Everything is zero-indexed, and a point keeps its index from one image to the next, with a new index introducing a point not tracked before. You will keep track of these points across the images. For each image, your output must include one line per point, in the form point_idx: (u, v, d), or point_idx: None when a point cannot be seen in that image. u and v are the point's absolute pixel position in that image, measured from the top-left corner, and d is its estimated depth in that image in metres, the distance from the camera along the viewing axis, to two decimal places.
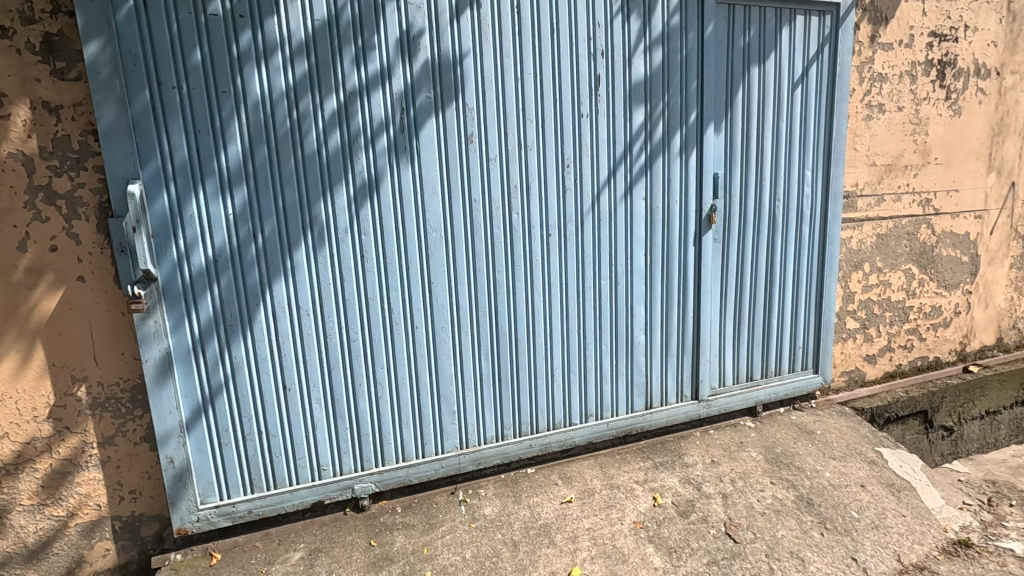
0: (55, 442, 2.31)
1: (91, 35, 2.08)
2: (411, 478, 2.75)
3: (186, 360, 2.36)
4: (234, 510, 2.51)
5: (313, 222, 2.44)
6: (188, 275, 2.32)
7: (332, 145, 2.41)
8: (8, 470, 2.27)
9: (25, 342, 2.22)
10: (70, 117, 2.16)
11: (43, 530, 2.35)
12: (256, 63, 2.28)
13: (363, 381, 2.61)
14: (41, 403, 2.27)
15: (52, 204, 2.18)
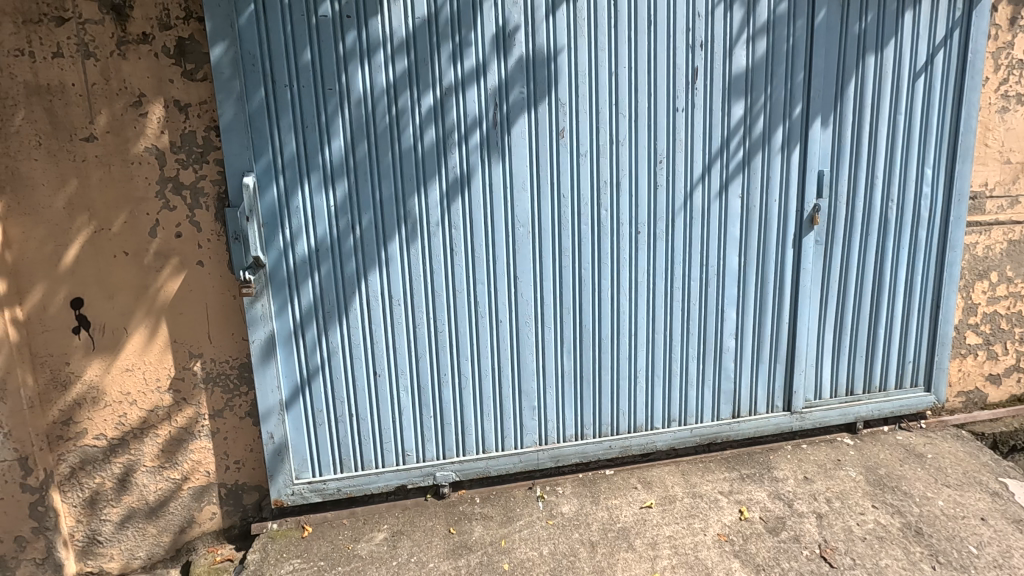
0: (173, 411, 2.54)
1: (217, 39, 2.25)
2: (490, 470, 2.79)
3: (288, 342, 2.51)
4: (325, 487, 2.65)
5: (407, 215, 2.51)
6: (292, 263, 2.46)
7: (427, 140, 2.48)
8: (135, 433, 2.52)
9: (152, 319, 2.45)
10: (196, 115, 2.35)
11: (161, 490, 2.59)
12: (360, 61, 2.38)
13: (448, 372, 2.67)
14: (163, 375, 2.50)
15: (179, 194, 2.38)
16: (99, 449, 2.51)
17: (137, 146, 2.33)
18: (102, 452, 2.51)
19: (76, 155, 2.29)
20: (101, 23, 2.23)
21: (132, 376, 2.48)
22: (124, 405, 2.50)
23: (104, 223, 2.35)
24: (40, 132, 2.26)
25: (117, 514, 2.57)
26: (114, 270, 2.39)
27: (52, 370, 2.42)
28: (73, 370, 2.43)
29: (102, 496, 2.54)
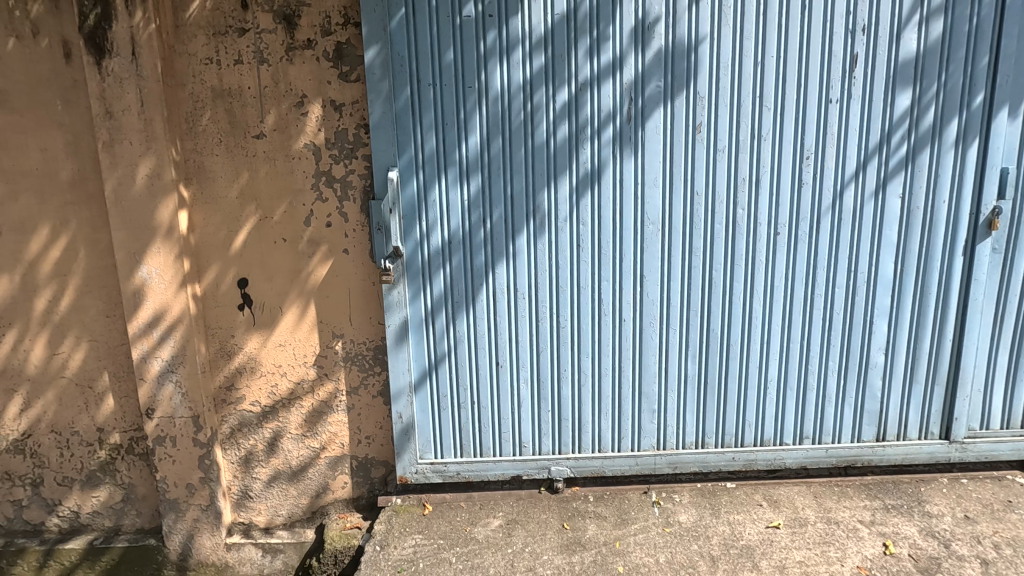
0: (316, 385, 2.78)
1: (371, 42, 2.41)
2: (605, 469, 2.76)
3: (419, 329, 2.64)
4: (445, 469, 2.77)
5: (536, 210, 2.54)
6: (427, 253, 2.59)
7: (560, 136, 2.49)
8: (284, 402, 2.79)
9: (303, 300, 2.70)
10: (349, 113, 2.54)
11: (303, 456, 2.85)
12: (499, 59, 2.43)
13: (568, 367, 2.68)
14: (310, 351, 2.74)
15: (331, 187, 2.59)
16: (254, 414, 2.81)
17: (298, 143, 2.56)
18: (256, 418, 2.81)
19: (248, 151, 2.57)
20: (274, 32, 2.48)
21: (283, 351, 2.74)
22: (276, 377, 2.77)
23: (268, 212, 2.62)
24: (221, 130, 2.56)
25: (265, 474, 2.86)
26: (274, 254, 2.66)
27: (221, 341, 2.74)
28: (237, 342, 2.74)
29: (254, 456, 2.84)
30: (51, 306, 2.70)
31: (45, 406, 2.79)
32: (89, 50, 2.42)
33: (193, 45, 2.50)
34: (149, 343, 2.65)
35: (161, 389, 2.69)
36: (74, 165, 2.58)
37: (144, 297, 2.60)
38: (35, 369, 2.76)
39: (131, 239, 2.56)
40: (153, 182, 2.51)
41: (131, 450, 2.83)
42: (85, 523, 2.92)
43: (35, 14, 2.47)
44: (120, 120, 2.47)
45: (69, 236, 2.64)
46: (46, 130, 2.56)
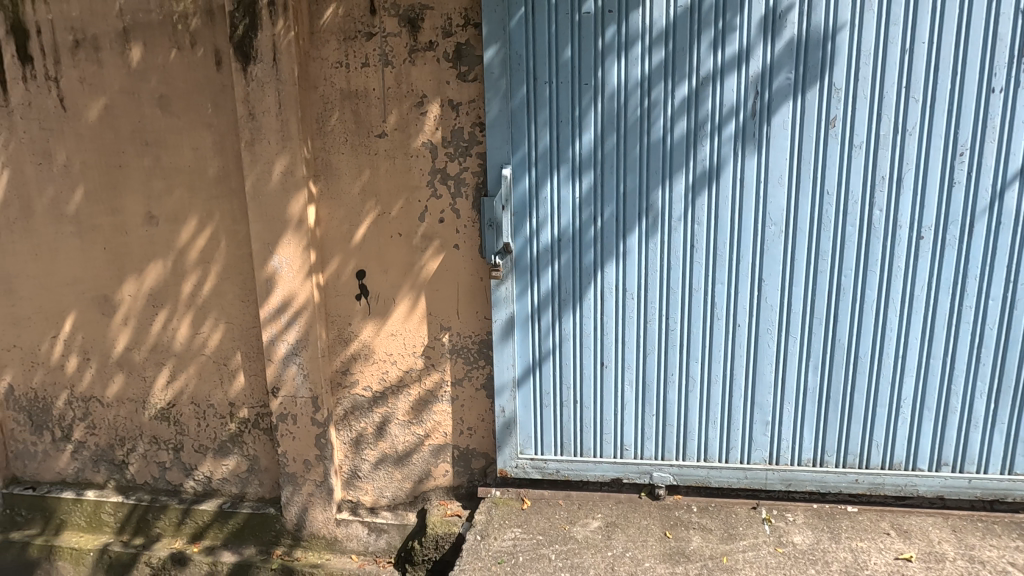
0: (423, 374, 2.88)
1: (490, 42, 2.46)
2: (711, 480, 2.65)
3: (525, 325, 2.66)
4: (545, 466, 2.78)
5: (649, 208, 2.48)
6: (536, 250, 2.60)
7: (678, 132, 2.41)
8: (393, 389, 2.92)
9: (415, 292, 2.81)
10: (465, 112, 2.61)
11: (408, 442, 2.97)
12: (617, 54, 2.40)
13: (675, 372, 2.59)
14: (419, 342, 2.85)
15: (445, 184, 2.68)
16: (366, 399, 2.96)
17: (416, 141, 2.67)
18: (367, 402, 2.97)
19: (371, 149, 2.72)
20: (399, 35, 2.60)
21: (395, 340, 2.87)
22: (387, 364, 2.90)
23: (386, 208, 2.75)
24: (347, 130, 2.72)
25: (373, 456, 3.01)
26: (390, 248, 2.78)
27: (339, 328, 2.91)
28: (353, 330, 2.90)
29: (364, 438, 3.00)
30: (196, 290, 3.00)
31: (187, 380, 3.11)
32: (237, 58, 2.66)
33: (325, 50, 2.67)
34: (277, 327, 2.87)
35: (286, 370, 2.91)
36: (220, 163, 2.85)
37: (275, 284, 2.82)
38: (181, 346, 3.07)
39: (265, 230, 2.78)
40: (287, 178, 2.71)
41: (257, 425, 3.08)
42: (215, 488, 3.22)
43: (193, 27, 2.75)
44: (261, 121, 2.69)
45: (213, 227, 2.91)
46: (198, 131, 2.84)
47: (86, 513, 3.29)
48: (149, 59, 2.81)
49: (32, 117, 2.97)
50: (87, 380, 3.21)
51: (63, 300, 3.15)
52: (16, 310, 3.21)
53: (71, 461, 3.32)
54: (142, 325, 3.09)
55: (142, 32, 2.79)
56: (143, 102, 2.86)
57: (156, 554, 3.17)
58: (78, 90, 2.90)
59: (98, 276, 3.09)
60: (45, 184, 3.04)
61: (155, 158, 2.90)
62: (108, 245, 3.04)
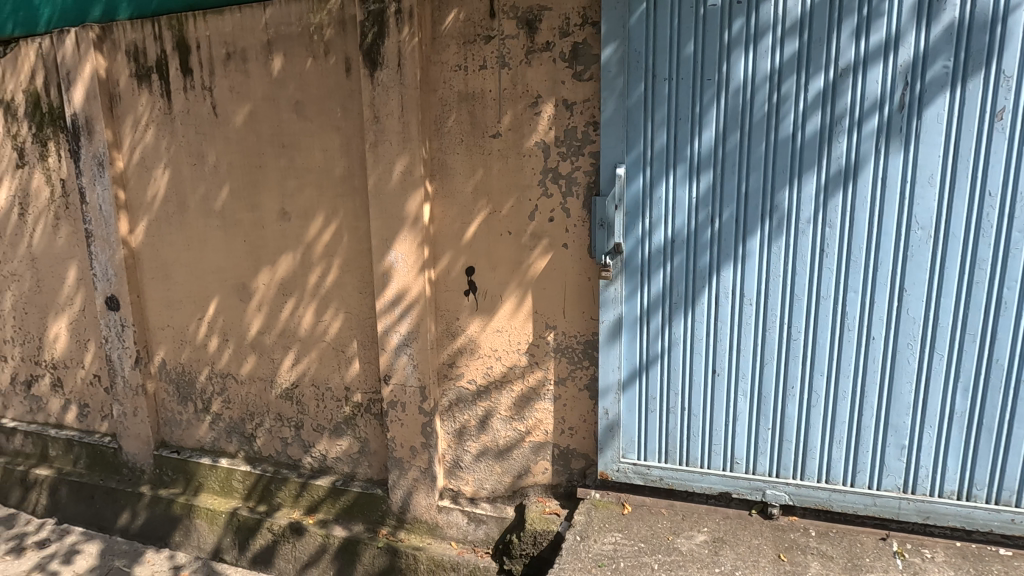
0: (527, 371, 2.91)
1: (609, 40, 2.44)
2: (833, 505, 2.45)
3: (633, 327, 2.61)
4: (648, 472, 2.71)
5: (774, 210, 2.34)
6: (647, 251, 2.54)
7: (810, 128, 2.25)
8: (497, 384, 2.98)
9: (522, 290, 2.84)
10: (580, 111, 2.60)
11: (509, 437, 3.02)
12: (745, 47, 2.28)
13: (796, 384, 2.43)
14: (524, 339, 2.89)
15: (556, 183, 2.69)
16: (470, 392, 3.05)
17: (529, 141, 2.70)
18: (471, 395, 3.05)
19: (485, 149, 2.79)
20: (516, 37, 2.64)
21: (500, 336, 2.93)
22: (492, 360, 2.97)
23: (497, 206, 2.81)
24: (463, 131, 2.81)
25: (475, 448, 3.09)
26: (499, 245, 2.84)
27: (448, 322, 3.02)
28: (461, 324, 2.99)
29: (467, 430, 3.09)
30: (320, 281, 3.24)
31: (309, 363, 3.36)
32: (365, 64, 2.83)
33: (446, 54, 2.77)
34: (391, 319, 3.02)
35: (397, 360, 3.06)
36: (345, 163, 3.05)
37: (390, 277, 2.98)
38: (305, 332, 3.33)
39: (384, 227, 2.94)
40: (406, 178, 2.85)
41: (369, 410, 3.27)
42: (329, 466, 3.45)
43: (327, 37, 2.96)
44: (384, 123, 2.85)
45: (337, 222, 3.13)
46: (328, 134, 3.06)
47: (219, 479, 3.65)
48: (288, 68, 3.07)
49: (189, 123, 3.35)
50: (225, 359, 3.57)
51: (208, 286, 3.52)
52: (170, 294, 3.64)
53: (209, 431, 3.71)
54: (272, 311, 3.39)
55: (283, 43, 3.05)
56: (282, 107, 3.13)
57: (277, 521, 3.42)
58: (228, 98, 3.23)
59: (237, 265, 3.42)
60: (198, 183, 3.41)
61: (289, 158, 3.17)
62: (247, 238, 3.36)
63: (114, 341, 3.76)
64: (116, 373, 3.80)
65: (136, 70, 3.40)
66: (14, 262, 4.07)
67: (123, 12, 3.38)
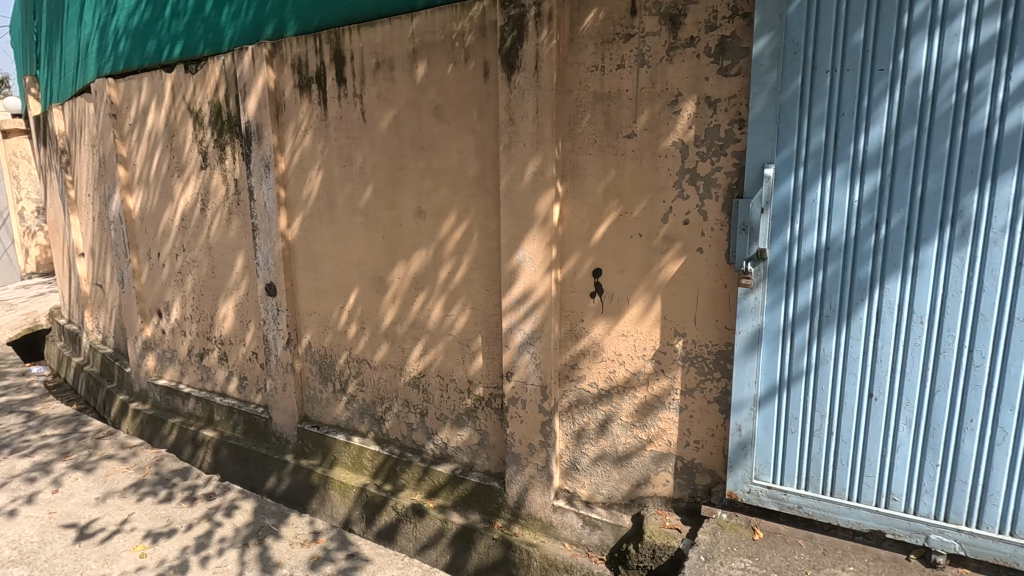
0: (651, 378, 2.82)
1: (763, 31, 2.28)
2: (1019, 561, 2.15)
3: (775, 340, 2.43)
4: (784, 498, 2.52)
5: (958, 216, 2.06)
6: (795, 259, 2.35)
7: (1010, 123, 1.96)
8: (619, 389, 2.92)
9: (650, 294, 2.76)
10: (723, 109, 2.46)
11: (630, 444, 2.94)
12: (929, 32, 2.02)
13: (976, 415, 2.14)
14: (650, 346, 2.80)
15: (693, 184, 2.57)
16: (591, 394, 3.02)
17: (666, 141, 2.61)
18: (592, 398, 3.02)
19: (618, 150, 2.74)
20: (658, 34, 2.57)
21: (625, 340, 2.87)
22: (616, 364, 2.92)
23: (628, 208, 2.75)
24: (597, 131, 2.78)
25: (593, 452, 3.06)
26: (629, 248, 2.78)
27: (571, 323, 3.01)
28: (585, 326, 2.98)
29: (586, 433, 3.07)
30: (450, 277, 3.38)
31: (436, 355, 3.53)
32: (503, 68, 2.90)
33: (583, 55, 2.77)
34: (516, 317, 3.08)
35: (520, 357, 3.11)
36: (479, 164, 3.17)
37: (518, 276, 3.03)
38: (434, 324, 3.51)
39: (514, 226, 3.01)
40: (537, 179, 2.89)
41: (490, 404, 3.37)
42: (450, 454, 3.60)
43: (468, 43, 3.09)
44: (518, 125, 2.90)
45: (469, 221, 3.25)
46: (464, 136, 3.19)
47: (351, 455, 3.95)
48: (431, 74, 3.24)
49: (341, 128, 3.66)
50: (361, 346, 3.87)
51: (350, 278, 3.84)
52: (318, 283, 4.01)
53: (344, 410, 4.04)
54: (405, 304, 3.61)
55: (427, 51, 3.23)
56: (422, 112, 3.31)
57: (401, 501, 3.62)
58: (375, 104, 3.49)
59: (376, 259, 3.69)
60: (346, 182, 3.72)
61: (427, 160, 3.35)
62: (386, 234, 3.61)
63: (270, 323, 4.23)
64: (271, 352, 4.28)
65: (299, 81, 3.78)
66: (195, 250, 4.72)
67: (291, 29, 3.77)
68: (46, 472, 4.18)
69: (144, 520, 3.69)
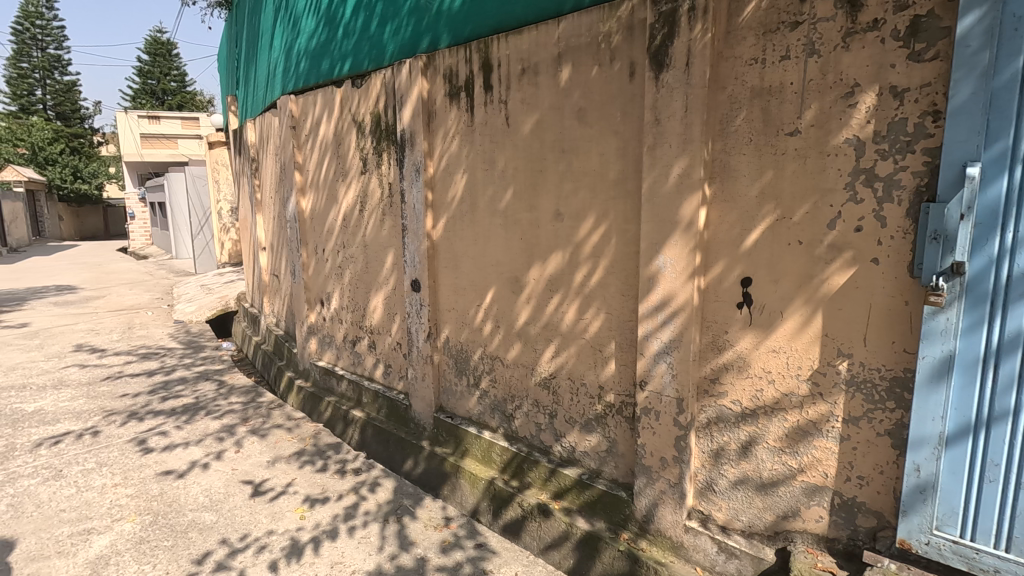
0: (806, 402, 2.56)
1: (971, 7, 1.98)
2: None
3: (972, 369, 2.11)
4: (974, 558, 2.18)
5: None
6: (1005, 276, 2.02)
7: None
8: (766, 410, 2.69)
9: (809, 308, 2.50)
10: (913, 99, 2.17)
11: (776, 471, 2.69)
12: None
13: None
14: (806, 365, 2.54)
15: (870, 186, 2.29)
16: (733, 413, 2.81)
17: (837, 138, 2.35)
18: (734, 417, 2.81)
19: (778, 149, 2.52)
20: (832, 19, 2.32)
21: (776, 357, 2.63)
22: (764, 382, 2.68)
23: (788, 212, 2.52)
24: (753, 130, 2.58)
25: (732, 474, 2.85)
26: (786, 257, 2.54)
27: (714, 334, 2.83)
28: (730, 339, 2.77)
29: (725, 453, 2.86)
30: (585, 280, 3.36)
31: (568, 357, 3.53)
32: (651, 67, 2.81)
33: (740, 48, 2.58)
34: (653, 324, 2.96)
35: (656, 367, 2.98)
36: (620, 166, 3.10)
37: (657, 282, 2.91)
38: (567, 327, 3.51)
39: (655, 230, 2.89)
40: (683, 181, 2.75)
41: (620, 412, 3.28)
42: (577, 458, 3.58)
43: (615, 44, 3.04)
44: (665, 126, 2.79)
45: (607, 224, 3.20)
46: (606, 138, 3.15)
47: (482, 448, 4.09)
48: (575, 77, 3.24)
49: (486, 133, 3.81)
50: (496, 343, 4.00)
51: (488, 277, 3.98)
52: (458, 281, 4.22)
53: (476, 404, 4.21)
54: (539, 305, 3.66)
55: (572, 54, 3.23)
56: (565, 115, 3.33)
57: (527, 499, 3.66)
58: (519, 109, 3.58)
59: (514, 260, 3.78)
60: (488, 185, 3.87)
61: (567, 163, 3.35)
62: (524, 236, 3.69)
63: (414, 317, 4.55)
64: (413, 343, 4.59)
65: (449, 90, 4.00)
66: (353, 247, 5.23)
67: (444, 41, 4.00)
68: (230, 434, 4.88)
69: (304, 486, 4.11)
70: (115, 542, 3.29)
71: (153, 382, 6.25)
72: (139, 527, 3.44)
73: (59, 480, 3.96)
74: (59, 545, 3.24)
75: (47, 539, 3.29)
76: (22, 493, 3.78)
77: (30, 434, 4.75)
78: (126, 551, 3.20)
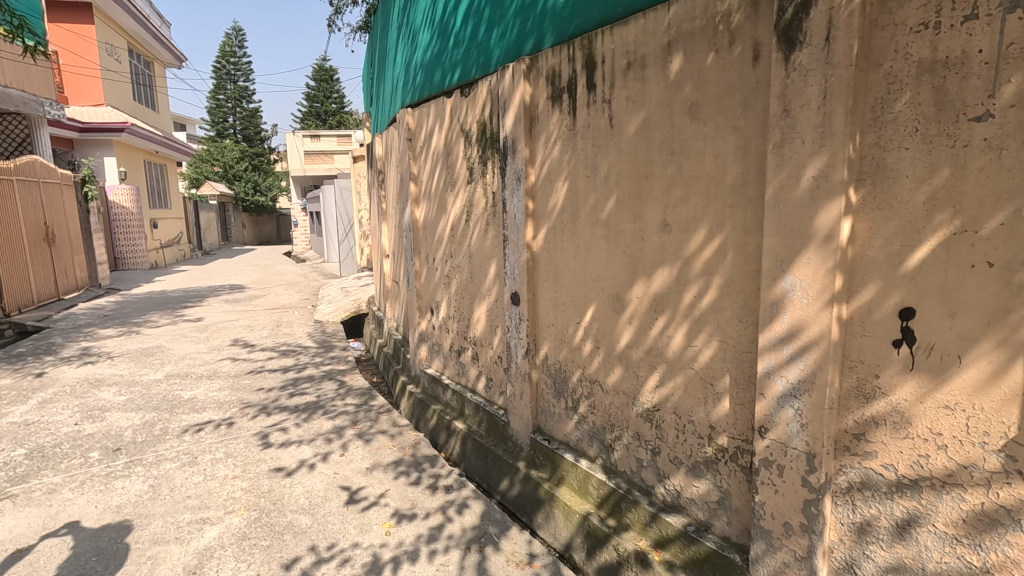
0: (996, 480, 1.90)
1: None
2: None
3: None
4: None
5: None
6: None
7: None
8: (934, 483, 2.04)
9: (1003, 354, 1.85)
10: None
11: (947, 566, 2.04)
12: None
13: None
14: (996, 431, 1.89)
15: None
16: (885, 481, 2.18)
17: None
18: (885, 485, 2.18)
19: (957, 140, 1.90)
20: None
21: (950, 417, 1.99)
22: (930, 446, 2.04)
23: (971, 224, 1.89)
24: (920, 116, 1.98)
25: (883, 559, 2.21)
26: (968, 284, 1.91)
27: (859, 378, 2.21)
28: (881, 386, 2.14)
29: (873, 530, 2.22)
30: (695, 301, 2.90)
31: (674, 389, 3.08)
32: (780, 47, 2.31)
33: (903, 11, 1.99)
34: (777, 359, 2.42)
35: (779, 412, 2.43)
36: (739, 168, 2.61)
37: (783, 308, 2.38)
38: (673, 354, 3.06)
39: (782, 245, 2.37)
40: (820, 184, 2.20)
41: (735, 458, 2.77)
42: (682, 505, 3.09)
43: (735, 24, 2.57)
44: (796, 117, 2.26)
45: (722, 237, 2.71)
46: (723, 135, 2.67)
47: (578, 478, 3.75)
48: (687, 67, 2.81)
49: (588, 136, 3.50)
50: (595, 366, 3.65)
51: (589, 292, 3.65)
52: (558, 296, 3.94)
53: (575, 429, 3.87)
54: (643, 326, 3.25)
55: (684, 41, 2.81)
56: (675, 112, 2.90)
57: (624, 543, 3.25)
58: (624, 108, 3.21)
59: (616, 275, 3.41)
60: (590, 193, 3.54)
61: (677, 166, 2.92)
62: (627, 249, 3.30)
63: (514, 331, 4.36)
64: (513, 358, 4.41)
65: (552, 91, 3.75)
66: (459, 257, 5.20)
67: (548, 40, 3.76)
68: (339, 436, 5.09)
69: (395, 498, 4.11)
70: (221, 535, 3.52)
71: (286, 378, 6.82)
72: (244, 522, 3.66)
73: (192, 467, 4.39)
74: (178, 531, 3.53)
75: (171, 523, 3.62)
76: (162, 476, 4.24)
77: (181, 420, 5.38)
78: (229, 546, 3.40)
